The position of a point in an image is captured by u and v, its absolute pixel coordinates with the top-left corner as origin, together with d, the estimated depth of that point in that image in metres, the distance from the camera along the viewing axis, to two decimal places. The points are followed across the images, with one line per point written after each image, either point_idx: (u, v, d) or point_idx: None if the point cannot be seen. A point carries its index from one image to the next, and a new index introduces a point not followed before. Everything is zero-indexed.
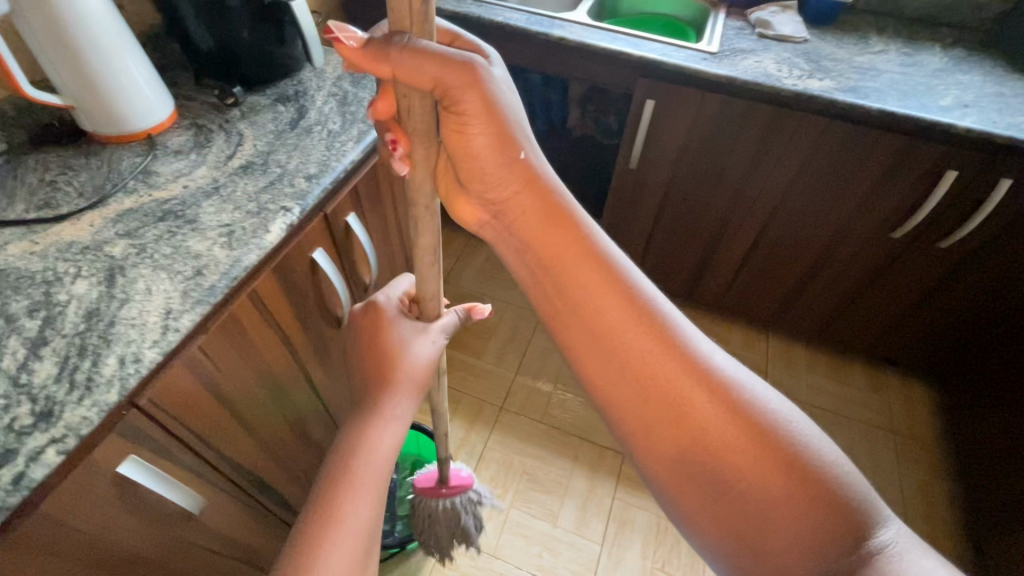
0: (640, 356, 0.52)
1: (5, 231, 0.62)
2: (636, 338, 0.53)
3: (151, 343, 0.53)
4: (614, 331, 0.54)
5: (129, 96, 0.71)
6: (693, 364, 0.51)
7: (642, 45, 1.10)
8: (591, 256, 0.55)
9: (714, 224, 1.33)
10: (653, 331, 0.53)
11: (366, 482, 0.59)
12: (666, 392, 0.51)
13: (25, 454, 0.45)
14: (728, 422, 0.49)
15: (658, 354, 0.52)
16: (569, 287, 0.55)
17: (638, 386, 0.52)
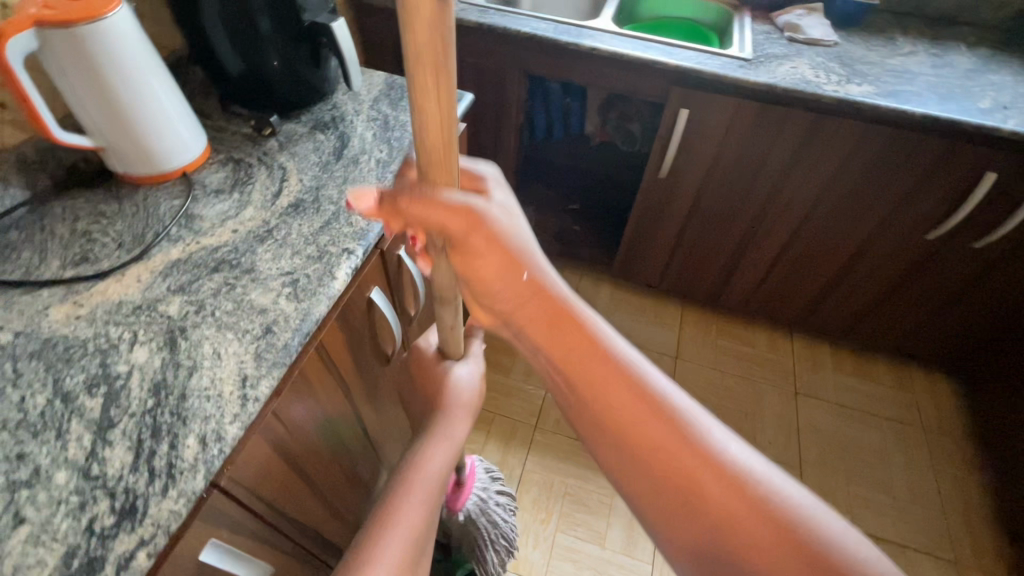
0: (646, 431, 0.49)
1: (44, 293, 0.56)
2: (640, 413, 0.49)
3: (231, 417, 0.48)
4: (616, 404, 0.50)
5: (164, 133, 0.65)
6: (698, 444, 0.47)
7: (676, 53, 1.07)
8: (583, 332, 0.51)
9: (744, 229, 1.32)
10: (657, 407, 0.49)
11: (418, 491, 0.56)
12: (674, 471, 0.47)
13: (113, 561, 0.40)
14: (740, 503, 0.45)
15: (665, 431, 0.48)
16: (568, 361, 0.52)
17: (644, 464, 0.49)
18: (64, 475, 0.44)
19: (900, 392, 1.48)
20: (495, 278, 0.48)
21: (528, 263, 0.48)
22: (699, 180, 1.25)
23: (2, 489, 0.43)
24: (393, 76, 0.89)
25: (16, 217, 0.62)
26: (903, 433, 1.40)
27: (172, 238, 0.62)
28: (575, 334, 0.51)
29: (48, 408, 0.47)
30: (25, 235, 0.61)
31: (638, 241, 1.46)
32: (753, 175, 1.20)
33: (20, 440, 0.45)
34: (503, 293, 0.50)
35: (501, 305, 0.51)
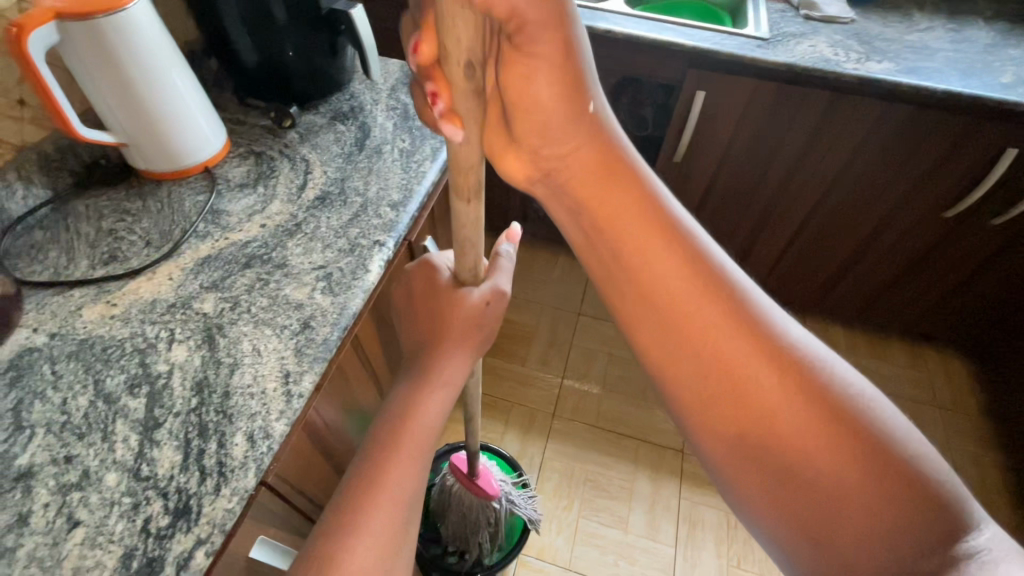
0: (692, 311, 0.42)
1: (75, 293, 0.55)
2: (687, 293, 0.43)
3: (277, 414, 0.47)
4: (659, 281, 0.44)
5: (185, 127, 0.64)
6: (753, 327, 0.41)
7: (692, 34, 1.06)
8: (630, 197, 0.45)
9: (759, 211, 1.31)
10: (707, 283, 0.43)
11: (409, 449, 0.48)
12: (721, 359, 0.41)
13: (171, 562, 0.40)
14: (798, 392, 0.39)
15: (716, 310, 0.42)
16: (609, 226, 0.45)
17: (685, 349, 0.43)
18: (114, 477, 0.43)
19: (914, 372, 1.49)
20: (543, 110, 0.42)
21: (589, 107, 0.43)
22: (714, 163, 1.24)
23: (53, 492, 0.42)
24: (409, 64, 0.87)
25: (39, 217, 0.61)
26: (918, 412, 1.41)
27: (200, 234, 0.61)
28: (615, 194, 0.45)
29: (91, 410, 0.47)
30: (50, 235, 0.60)
31: None
32: (769, 157, 1.18)
33: (66, 442, 0.45)
34: (548, 139, 0.44)
35: (545, 161, 0.46)
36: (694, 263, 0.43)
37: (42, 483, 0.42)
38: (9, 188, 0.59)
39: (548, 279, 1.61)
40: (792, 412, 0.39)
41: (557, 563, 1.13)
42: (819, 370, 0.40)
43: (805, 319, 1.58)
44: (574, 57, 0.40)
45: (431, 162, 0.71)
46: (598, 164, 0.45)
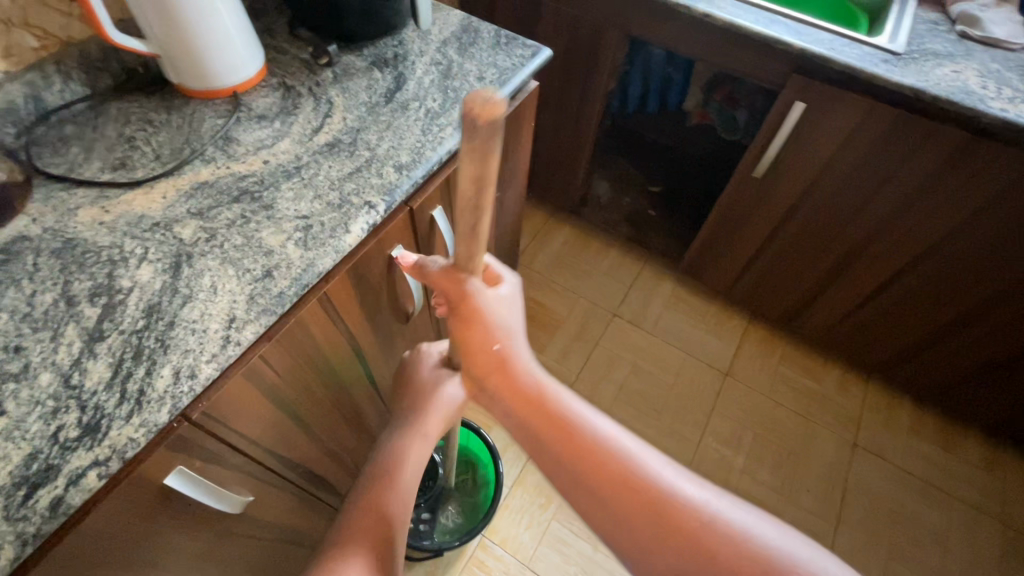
0: (612, 479, 0.46)
1: (78, 192, 0.57)
2: (608, 467, 0.46)
3: (209, 357, 0.47)
4: (576, 453, 0.47)
5: (216, 49, 0.63)
6: (665, 486, 0.46)
7: (807, 34, 0.90)
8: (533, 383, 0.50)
9: (843, 251, 1.14)
10: (616, 454, 0.47)
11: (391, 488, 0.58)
12: (650, 514, 0.45)
13: (65, 475, 0.41)
14: (719, 537, 0.44)
15: (631, 476, 0.46)
16: (520, 402, 0.49)
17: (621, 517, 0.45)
18: (47, 378, 0.45)
19: (983, 475, 1.27)
20: (476, 346, 0.50)
21: (502, 334, 0.50)
22: (801, 187, 1.08)
23: None
24: (471, 18, 0.82)
25: (74, 112, 0.63)
26: (975, 522, 1.21)
27: (205, 158, 0.61)
28: (521, 382, 0.49)
29: (52, 308, 0.49)
30: (78, 131, 0.62)
31: (715, 240, 1.32)
32: (868, 193, 1.01)
33: (21, 333, 0.47)
34: (476, 354, 0.51)
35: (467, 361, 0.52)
36: (602, 441, 0.47)
37: None
38: (47, 80, 0.61)
39: (592, 270, 1.53)
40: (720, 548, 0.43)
41: (517, 556, 1.11)
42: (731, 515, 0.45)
43: (867, 383, 1.40)
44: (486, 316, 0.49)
45: (453, 130, 0.67)
46: (512, 376, 0.50)
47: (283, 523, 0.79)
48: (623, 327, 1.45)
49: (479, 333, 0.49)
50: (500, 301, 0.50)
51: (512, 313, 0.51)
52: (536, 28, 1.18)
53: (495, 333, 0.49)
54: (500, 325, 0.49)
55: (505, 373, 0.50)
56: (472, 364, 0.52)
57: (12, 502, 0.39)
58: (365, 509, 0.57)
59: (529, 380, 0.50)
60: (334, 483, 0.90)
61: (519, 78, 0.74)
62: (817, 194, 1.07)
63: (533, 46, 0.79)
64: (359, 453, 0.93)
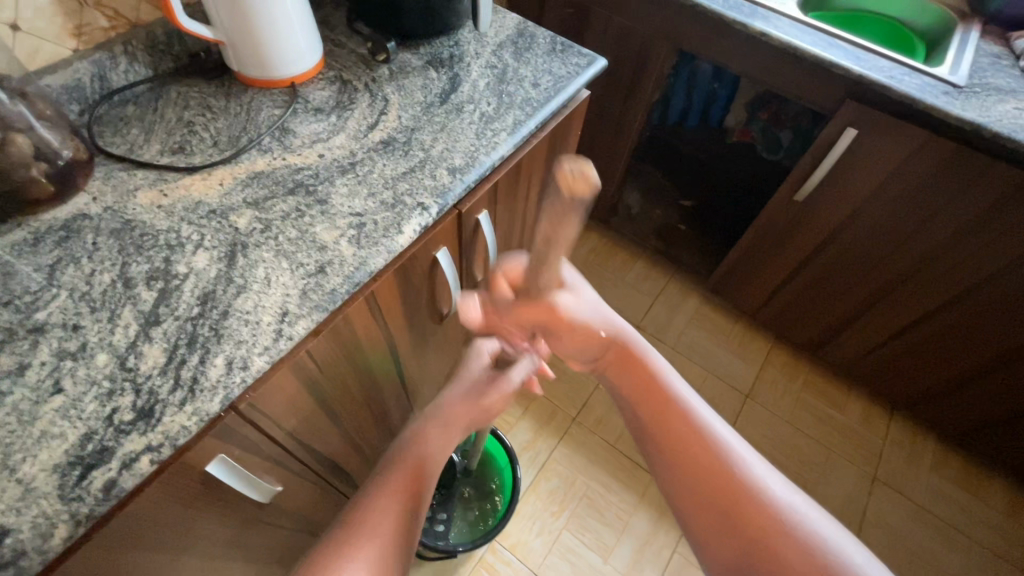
0: (684, 434, 0.51)
1: (138, 173, 0.58)
2: (692, 432, 0.51)
3: (261, 350, 0.47)
4: (672, 424, 0.52)
5: (280, 41, 0.63)
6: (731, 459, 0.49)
7: (866, 61, 0.88)
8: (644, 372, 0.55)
9: (880, 281, 1.11)
10: (694, 423, 0.52)
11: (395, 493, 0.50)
12: (732, 493, 0.47)
13: (119, 458, 0.41)
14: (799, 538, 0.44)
15: (715, 456, 0.49)
16: (625, 372, 0.56)
17: (689, 472, 0.50)
18: (103, 358, 0.45)
19: (1005, 520, 1.24)
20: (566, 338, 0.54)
21: (609, 324, 0.56)
22: (842, 215, 1.06)
23: (52, 354, 0.45)
24: (527, 22, 0.81)
25: (136, 93, 0.64)
26: (995, 567, 1.18)
27: (262, 148, 0.61)
28: (627, 355, 0.56)
29: (109, 289, 0.49)
30: (138, 112, 0.63)
31: (747, 260, 1.31)
32: (913, 228, 0.99)
33: (79, 311, 0.48)
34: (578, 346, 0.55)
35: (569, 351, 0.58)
36: (689, 416, 0.52)
37: (47, 341, 0.46)
38: (114, 60, 0.62)
39: (618, 281, 1.52)
40: (790, 543, 0.44)
41: (526, 564, 1.11)
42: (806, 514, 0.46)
43: (890, 416, 1.37)
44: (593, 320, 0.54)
45: (507, 135, 0.67)
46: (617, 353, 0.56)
47: (303, 514, 0.80)
48: (646, 340, 1.43)
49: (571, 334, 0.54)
50: (587, 304, 0.55)
51: (600, 308, 0.56)
52: (584, 34, 1.18)
53: (595, 327, 0.55)
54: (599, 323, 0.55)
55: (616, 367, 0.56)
56: (571, 353, 0.57)
57: (67, 482, 0.40)
58: (335, 539, 0.47)
59: (636, 355, 0.56)
60: (355, 477, 0.90)
61: (574, 86, 0.73)
62: (859, 221, 1.05)
63: (589, 55, 0.78)
64: (381, 449, 0.93)
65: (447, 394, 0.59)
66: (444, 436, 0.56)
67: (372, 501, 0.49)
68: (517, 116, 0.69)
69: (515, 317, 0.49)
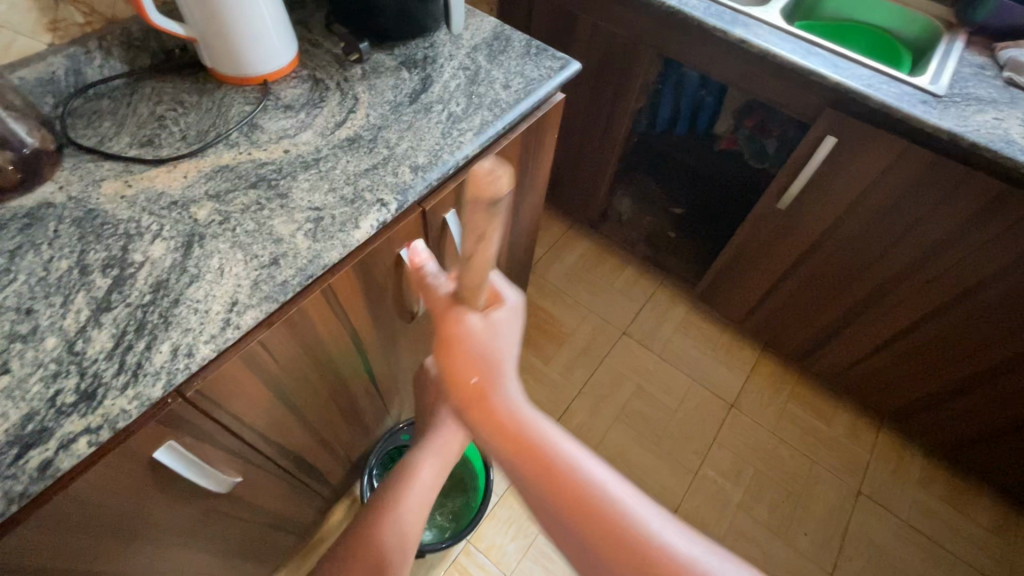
0: (572, 488, 0.46)
1: (105, 164, 0.59)
2: (584, 500, 0.45)
3: (207, 338, 0.48)
4: (551, 483, 0.46)
5: (252, 39, 0.64)
6: (620, 506, 0.45)
7: (844, 69, 0.88)
8: (527, 431, 0.48)
9: (864, 292, 1.10)
10: (573, 477, 0.46)
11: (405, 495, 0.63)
12: (609, 550, 0.44)
13: (57, 438, 0.42)
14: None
15: (601, 509, 0.45)
16: (504, 428, 0.48)
17: (569, 531, 0.45)
18: (52, 341, 0.46)
19: (993, 538, 1.21)
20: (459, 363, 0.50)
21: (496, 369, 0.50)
22: (826, 224, 1.05)
23: (3, 336, 0.46)
24: (504, 26, 0.83)
25: (111, 87, 0.65)
26: None
27: (229, 143, 0.63)
28: (496, 396, 0.49)
29: (66, 275, 0.51)
30: (112, 106, 0.64)
31: (733, 269, 1.30)
32: (895, 237, 0.98)
33: (34, 296, 0.49)
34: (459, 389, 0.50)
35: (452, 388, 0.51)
36: (577, 472, 0.46)
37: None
38: (89, 55, 0.64)
39: (606, 287, 1.52)
40: None
41: (500, 567, 1.10)
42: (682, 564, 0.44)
43: (878, 429, 1.35)
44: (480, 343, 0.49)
45: (473, 135, 0.67)
46: (496, 408, 0.49)
47: (270, 507, 0.80)
48: (632, 346, 1.43)
49: (463, 365, 0.49)
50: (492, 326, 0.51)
51: (504, 341, 0.51)
52: (570, 40, 1.19)
53: (475, 365, 0.49)
54: (489, 364, 0.49)
55: (495, 421, 0.49)
56: (454, 401, 0.51)
57: (4, 459, 0.41)
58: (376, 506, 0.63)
59: (506, 399, 0.50)
60: (326, 474, 0.91)
61: (544, 89, 0.74)
62: (841, 230, 1.04)
63: (563, 59, 0.79)
64: (354, 447, 0.94)
65: (428, 436, 0.67)
66: (436, 468, 0.65)
67: (387, 504, 0.62)
68: (485, 117, 0.70)
69: (433, 319, 0.50)
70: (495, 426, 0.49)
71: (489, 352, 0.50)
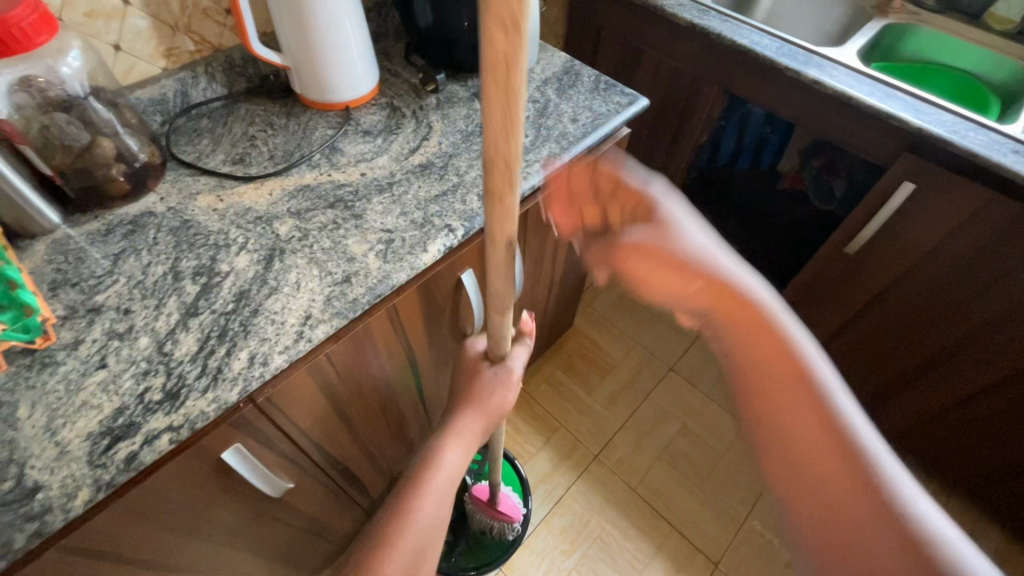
0: (779, 379, 0.52)
1: (201, 179, 0.64)
2: (791, 391, 0.51)
3: (282, 348, 0.51)
4: (774, 388, 0.52)
5: (339, 69, 0.69)
6: (827, 402, 0.50)
7: (927, 114, 0.85)
8: (756, 319, 0.56)
9: (937, 347, 1.03)
10: (808, 394, 0.51)
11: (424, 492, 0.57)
12: (822, 457, 0.48)
13: (143, 433, 0.45)
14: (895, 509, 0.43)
15: (812, 409, 0.50)
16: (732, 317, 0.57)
17: (784, 438, 0.50)
18: (145, 341, 0.50)
19: None
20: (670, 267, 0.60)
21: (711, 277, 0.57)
22: (897, 271, 1.00)
23: (103, 333, 0.50)
24: (575, 61, 0.85)
25: (211, 108, 0.71)
26: None
27: (312, 164, 0.67)
28: (733, 302, 0.57)
29: (161, 279, 0.55)
30: (210, 125, 0.70)
31: (791, 312, 1.25)
32: (977, 293, 0.92)
33: (132, 297, 0.53)
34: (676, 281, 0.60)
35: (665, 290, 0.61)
36: (799, 364, 0.52)
37: (102, 322, 0.51)
38: (195, 79, 0.70)
39: (655, 320, 1.50)
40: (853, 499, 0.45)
41: None
42: (903, 488, 0.45)
43: (946, 496, 1.25)
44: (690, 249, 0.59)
45: (540, 166, 0.69)
46: (721, 298, 0.58)
47: (314, 515, 0.82)
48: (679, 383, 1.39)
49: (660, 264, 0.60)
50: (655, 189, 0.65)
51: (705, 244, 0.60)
52: (635, 74, 1.20)
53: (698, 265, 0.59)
54: (703, 263, 0.59)
55: (731, 316, 0.57)
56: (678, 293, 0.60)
57: (96, 449, 0.44)
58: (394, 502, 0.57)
59: (747, 305, 0.56)
60: (368, 487, 0.92)
61: (611, 124, 0.75)
62: (914, 281, 0.99)
63: (631, 95, 0.79)
64: (396, 461, 0.95)
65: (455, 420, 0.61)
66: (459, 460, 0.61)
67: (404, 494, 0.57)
68: (552, 149, 0.71)
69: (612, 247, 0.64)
70: (728, 319, 0.57)
71: (703, 256, 0.59)
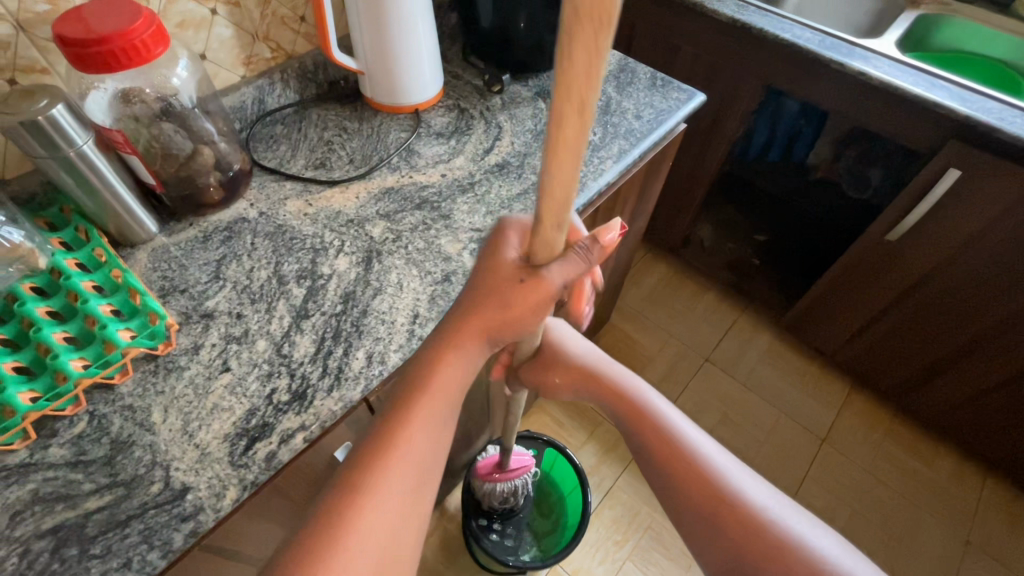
0: (651, 425, 0.56)
1: (287, 184, 0.65)
2: (667, 436, 0.55)
3: (396, 346, 0.52)
4: (653, 433, 0.55)
5: (411, 72, 0.70)
6: (696, 450, 0.53)
7: (972, 101, 0.87)
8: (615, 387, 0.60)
9: (980, 330, 1.05)
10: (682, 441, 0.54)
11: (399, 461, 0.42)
12: (720, 497, 0.50)
13: (278, 433, 0.46)
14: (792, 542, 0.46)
15: (693, 458, 0.53)
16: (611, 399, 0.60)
17: (678, 485, 0.52)
18: (263, 344, 0.51)
19: None
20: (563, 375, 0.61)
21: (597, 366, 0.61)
22: (939, 257, 1.02)
23: (221, 338, 0.51)
24: (629, 59, 0.86)
25: (284, 114, 0.72)
26: None
27: (392, 167, 0.68)
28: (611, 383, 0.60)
29: (267, 283, 0.56)
30: (286, 131, 0.71)
31: (826, 301, 1.28)
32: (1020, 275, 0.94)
33: (242, 301, 0.54)
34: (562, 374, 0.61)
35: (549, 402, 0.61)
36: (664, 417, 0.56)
37: (217, 326, 0.52)
38: (272, 86, 0.71)
39: (687, 312, 1.52)
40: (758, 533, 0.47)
41: None
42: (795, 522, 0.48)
43: (982, 476, 1.27)
44: (572, 355, 0.61)
45: (613, 163, 0.70)
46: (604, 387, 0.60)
47: None
48: (714, 374, 1.41)
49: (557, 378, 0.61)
50: (570, 338, 0.63)
51: (593, 351, 0.62)
52: (671, 70, 1.22)
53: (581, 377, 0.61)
54: (591, 362, 0.61)
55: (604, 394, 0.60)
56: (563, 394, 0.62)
57: (236, 450, 0.45)
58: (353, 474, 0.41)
59: (611, 379, 0.61)
60: None
61: (675, 119, 0.77)
62: (957, 265, 1.01)
63: (689, 91, 0.81)
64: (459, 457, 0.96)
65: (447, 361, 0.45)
66: (434, 426, 0.44)
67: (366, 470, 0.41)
68: (622, 145, 0.73)
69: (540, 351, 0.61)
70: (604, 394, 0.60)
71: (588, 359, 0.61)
